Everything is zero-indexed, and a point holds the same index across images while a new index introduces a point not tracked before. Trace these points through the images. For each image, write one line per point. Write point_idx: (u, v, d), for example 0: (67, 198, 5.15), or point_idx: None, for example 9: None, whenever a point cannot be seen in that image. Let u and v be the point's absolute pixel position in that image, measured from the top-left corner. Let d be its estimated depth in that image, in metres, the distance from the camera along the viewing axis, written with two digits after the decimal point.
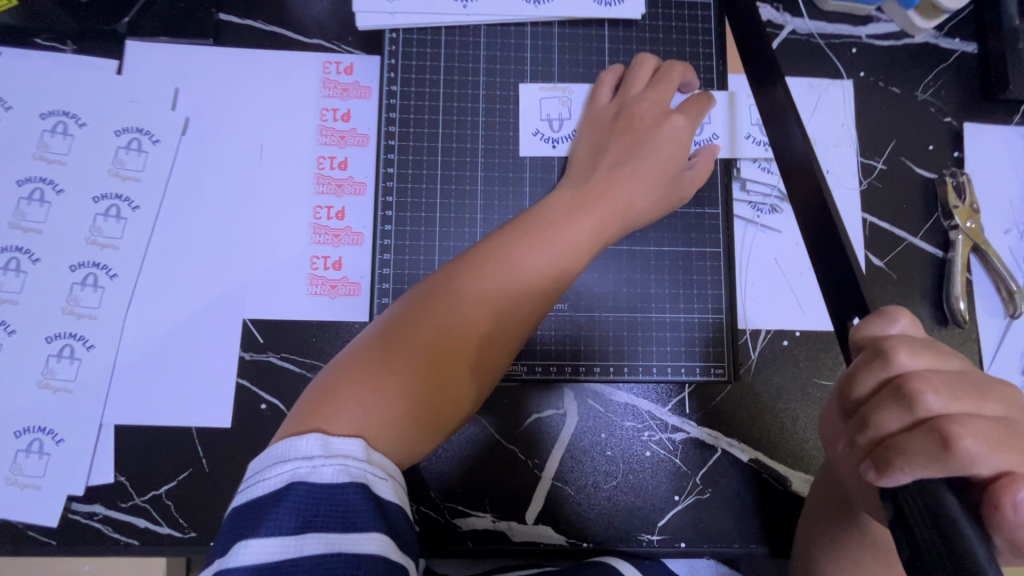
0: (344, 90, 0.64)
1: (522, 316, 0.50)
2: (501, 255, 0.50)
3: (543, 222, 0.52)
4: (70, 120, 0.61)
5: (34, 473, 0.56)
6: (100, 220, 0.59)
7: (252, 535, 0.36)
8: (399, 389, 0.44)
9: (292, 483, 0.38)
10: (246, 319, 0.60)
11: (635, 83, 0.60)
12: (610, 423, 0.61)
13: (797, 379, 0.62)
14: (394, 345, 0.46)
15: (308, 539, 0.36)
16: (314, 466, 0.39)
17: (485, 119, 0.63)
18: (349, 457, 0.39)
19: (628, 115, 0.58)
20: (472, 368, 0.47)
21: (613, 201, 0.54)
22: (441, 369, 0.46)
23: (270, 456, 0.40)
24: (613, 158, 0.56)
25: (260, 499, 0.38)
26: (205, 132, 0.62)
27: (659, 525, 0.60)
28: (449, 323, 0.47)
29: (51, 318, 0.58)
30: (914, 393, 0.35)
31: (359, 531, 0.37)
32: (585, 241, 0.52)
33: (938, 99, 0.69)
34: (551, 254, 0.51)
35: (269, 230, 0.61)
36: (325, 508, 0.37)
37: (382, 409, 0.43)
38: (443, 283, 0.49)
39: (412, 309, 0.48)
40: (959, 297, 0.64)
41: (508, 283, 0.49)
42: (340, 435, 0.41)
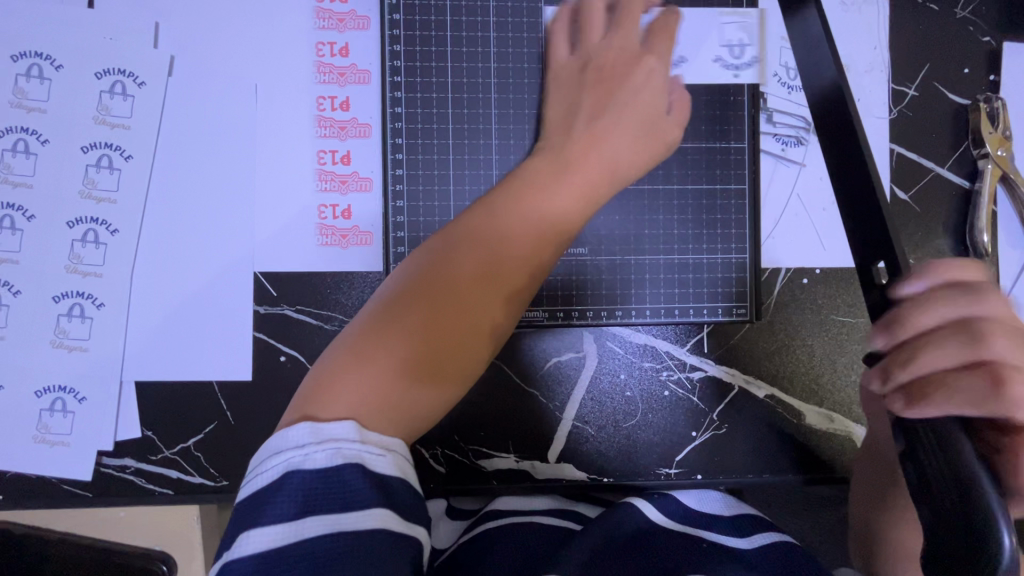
0: (340, 21, 0.58)
1: (516, 285, 0.46)
2: (488, 221, 0.47)
3: (529, 186, 0.49)
4: (45, 62, 0.56)
5: (61, 431, 0.56)
6: (91, 172, 0.56)
7: (251, 529, 0.34)
8: (392, 369, 0.40)
9: (287, 473, 0.36)
10: (256, 272, 0.58)
11: (591, 33, 0.57)
12: (629, 365, 0.62)
13: (816, 315, 0.62)
14: (387, 328, 0.42)
15: (309, 524, 0.34)
16: (307, 454, 0.36)
17: (497, 50, 0.58)
18: (341, 440, 0.36)
19: (596, 65, 0.56)
20: (474, 343, 0.44)
21: (601, 157, 0.52)
22: (441, 347, 0.42)
23: (264, 452, 0.38)
24: (588, 112, 0.54)
25: (256, 494, 0.36)
26: (192, 73, 0.57)
27: (676, 459, 0.62)
28: (443, 298, 0.43)
29: (54, 277, 0.56)
30: (968, 338, 0.38)
31: (361, 510, 0.34)
32: (575, 204, 0.49)
33: (978, 16, 0.64)
34: (542, 218, 0.48)
35: (272, 178, 0.58)
36: (322, 492, 0.34)
37: (375, 391, 0.39)
38: (429, 260, 0.45)
39: (399, 291, 0.44)
40: (983, 229, 0.63)
41: (495, 253, 0.46)
42: (332, 419, 0.38)
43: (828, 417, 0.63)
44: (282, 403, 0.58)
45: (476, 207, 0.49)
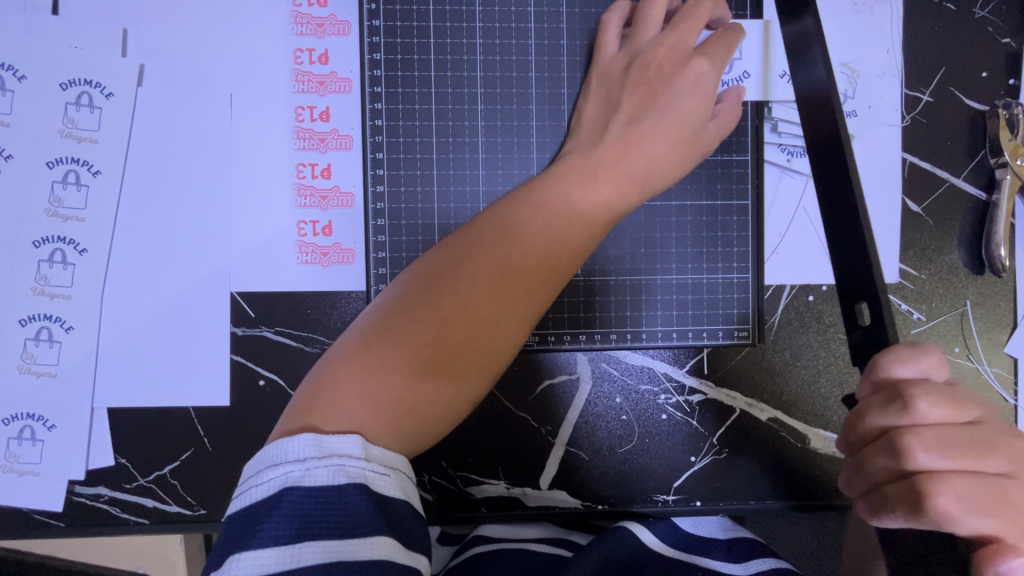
0: (319, 27, 0.55)
1: (537, 294, 0.43)
2: (509, 226, 0.44)
3: (553, 189, 0.45)
4: (6, 73, 0.53)
5: (30, 460, 0.54)
6: (58, 188, 0.53)
7: (243, 549, 0.33)
8: (400, 379, 0.39)
9: (286, 489, 0.35)
10: (234, 293, 0.55)
11: (646, 29, 0.52)
12: (625, 387, 0.59)
13: (822, 336, 0.59)
14: (398, 331, 0.40)
15: (304, 549, 0.33)
16: (308, 469, 0.35)
17: (484, 58, 0.55)
18: (345, 457, 0.36)
19: (643, 62, 0.51)
20: (482, 355, 0.42)
21: (633, 159, 0.47)
22: (450, 357, 0.40)
23: (261, 460, 0.36)
24: (627, 115, 0.49)
25: (252, 508, 0.35)
26: (162, 83, 0.54)
27: (674, 485, 0.59)
28: (455, 305, 0.41)
29: (20, 299, 0.53)
30: (905, 448, 0.35)
31: (361, 538, 0.34)
32: (602, 210, 0.45)
33: (997, 16, 0.61)
34: (564, 225, 0.44)
35: (248, 194, 0.55)
36: (323, 513, 0.34)
37: (382, 403, 0.38)
38: (444, 261, 0.43)
39: (415, 290, 0.42)
40: (1001, 242, 0.59)
41: (516, 259, 0.42)
42: (334, 433, 0.37)
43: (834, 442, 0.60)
44: (261, 429, 0.56)
45: (498, 207, 0.45)
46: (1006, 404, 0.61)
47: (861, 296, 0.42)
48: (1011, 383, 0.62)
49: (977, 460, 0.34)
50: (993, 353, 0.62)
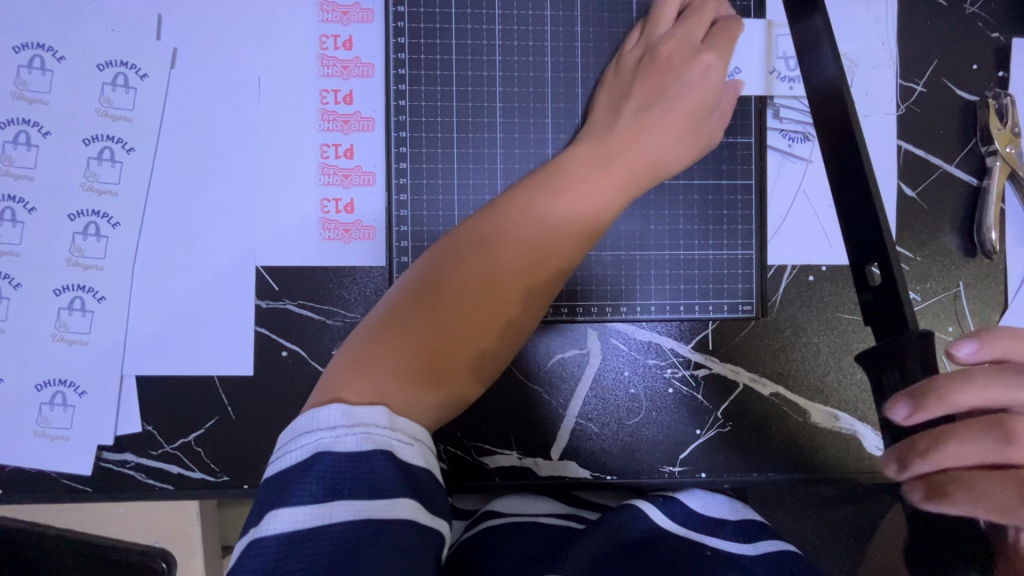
0: (344, 13, 0.58)
1: (551, 277, 0.47)
2: (525, 214, 0.47)
3: (567, 175, 0.49)
4: (46, 53, 0.55)
5: (61, 425, 0.56)
6: (93, 164, 0.56)
7: (280, 507, 0.36)
8: (421, 356, 0.42)
9: (317, 453, 0.37)
10: (259, 266, 0.57)
11: (660, 22, 0.56)
12: (633, 361, 0.61)
13: (821, 312, 0.62)
14: (428, 310, 0.43)
15: (336, 508, 0.35)
16: (338, 436, 0.37)
17: (502, 44, 0.58)
18: (372, 425, 0.38)
19: (653, 53, 0.54)
20: (499, 330, 0.45)
21: (643, 147, 0.51)
22: (468, 336, 0.44)
23: (295, 428, 0.39)
24: (639, 102, 0.53)
25: (287, 470, 0.37)
26: (194, 66, 0.57)
27: (680, 457, 0.62)
28: (476, 284, 0.44)
29: (55, 270, 0.55)
30: (1014, 428, 0.34)
31: (388, 499, 0.36)
32: (614, 195, 0.49)
33: (986, 11, 0.64)
34: (578, 210, 0.47)
35: (274, 172, 0.58)
36: (351, 477, 0.36)
37: (408, 378, 0.41)
38: (464, 244, 0.46)
39: (433, 276, 0.45)
40: (991, 227, 0.62)
41: (531, 243, 0.46)
42: (362, 403, 0.39)
43: (833, 416, 0.63)
44: (284, 398, 0.58)
45: (513, 194, 0.49)
46: None
47: (872, 258, 0.45)
48: None
49: None
50: None
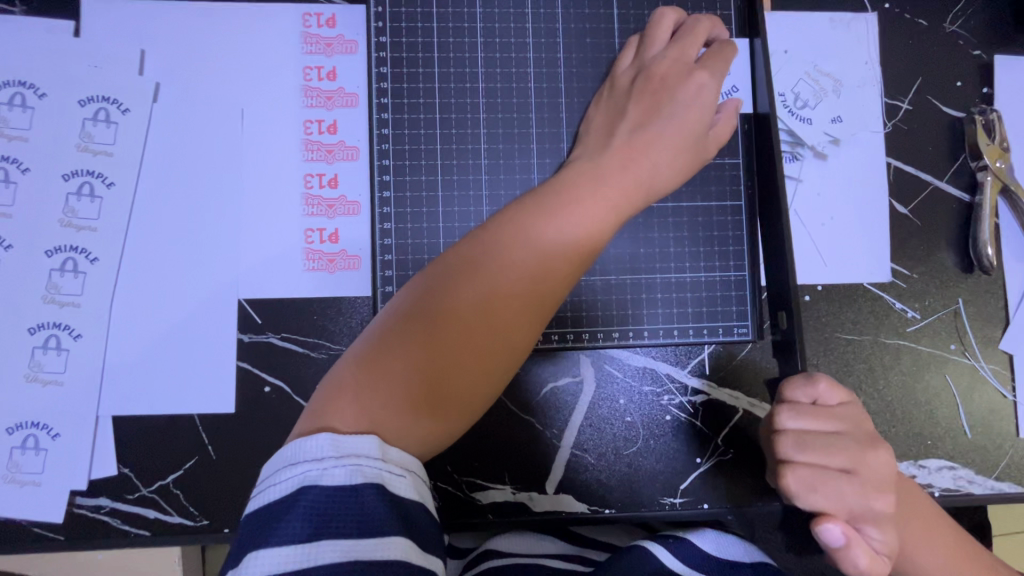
0: (328, 45, 0.58)
1: (546, 302, 0.44)
2: (521, 234, 0.44)
3: (563, 195, 0.47)
4: (28, 91, 0.55)
5: (32, 470, 0.53)
6: (72, 200, 0.55)
7: (262, 547, 0.34)
8: (412, 382, 0.40)
9: (303, 487, 0.35)
10: (242, 300, 0.56)
11: (652, 44, 0.55)
12: (628, 388, 0.59)
13: (819, 333, 0.61)
14: (418, 335, 0.41)
15: (321, 548, 0.33)
16: (326, 469, 0.35)
17: (485, 72, 0.58)
18: (362, 457, 0.36)
19: (648, 74, 0.53)
20: (496, 359, 0.43)
21: (639, 165, 0.49)
22: (460, 363, 0.41)
23: (279, 460, 0.37)
24: (634, 122, 0.52)
25: (271, 506, 0.35)
26: (177, 100, 0.56)
27: (681, 487, 0.59)
28: (473, 310, 0.42)
29: (32, 308, 0.54)
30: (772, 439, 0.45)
31: (379, 537, 0.34)
32: (611, 216, 0.47)
33: (967, 30, 0.64)
34: (576, 231, 0.45)
35: (257, 204, 0.57)
36: (340, 513, 0.34)
37: (397, 406, 0.39)
38: (457, 267, 0.44)
39: (424, 298, 0.43)
40: (988, 242, 0.61)
41: (525, 265, 0.43)
42: (351, 433, 0.37)
43: None
44: (268, 437, 0.56)
45: (508, 213, 0.47)
46: (1005, 400, 0.63)
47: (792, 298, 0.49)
48: (1008, 379, 0.63)
49: (828, 457, 0.43)
50: (989, 349, 0.63)
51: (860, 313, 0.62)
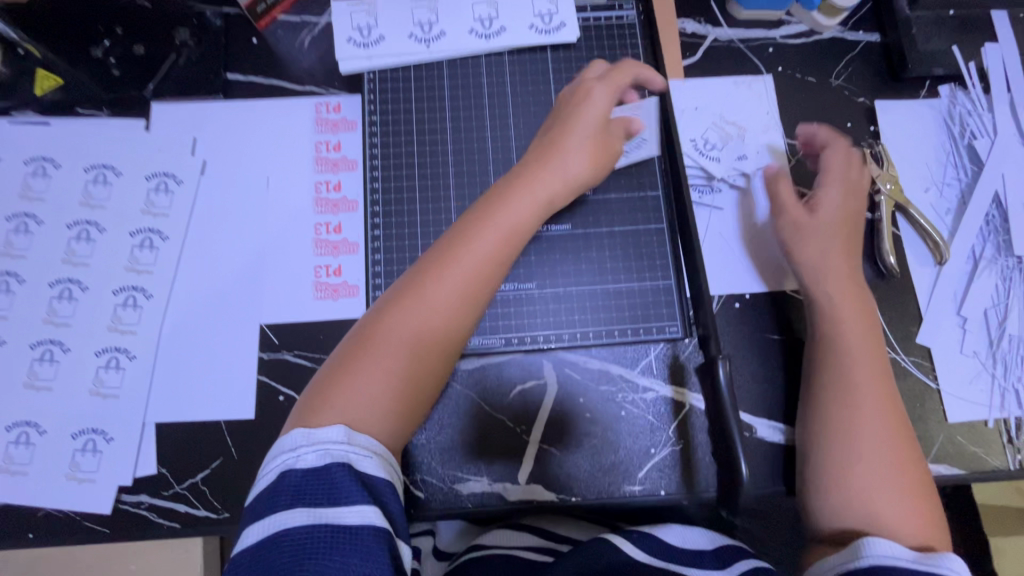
0: (335, 125, 0.75)
1: (473, 299, 0.57)
2: (444, 251, 0.57)
3: (481, 214, 0.60)
4: (109, 171, 0.72)
5: (89, 469, 0.64)
6: (136, 251, 0.70)
7: (257, 520, 0.46)
8: (373, 376, 0.52)
9: (284, 471, 0.47)
10: (264, 325, 0.69)
11: (568, 93, 0.69)
12: (587, 388, 0.69)
13: (752, 334, 0.71)
14: (373, 341, 0.54)
15: (295, 516, 0.45)
16: (299, 455, 0.47)
17: (453, 135, 0.72)
18: (330, 442, 0.48)
19: (561, 113, 0.68)
20: (439, 341, 0.55)
21: (551, 182, 0.63)
22: (409, 354, 0.54)
23: (268, 459, 0.49)
24: (541, 153, 0.65)
25: (263, 490, 0.47)
26: (219, 172, 0.73)
27: (639, 476, 0.67)
28: (410, 310, 0.55)
29: (99, 336, 0.67)
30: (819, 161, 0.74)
31: (347, 505, 0.45)
32: (521, 226, 0.60)
33: (850, 83, 0.79)
34: (496, 235, 0.58)
35: (278, 248, 0.71)
36: (312, 487, 0.46)
37: (361, 395, 0.51)
38: (400, 280, 0.57)
39: (373, 314, 0.56)
40: (888, 251, 0.72)
41: (452, 272, 0.56)
42: (324, 426, 0.49)
43: (779, 429, 0.68)
44: (281, 439, 0.66)
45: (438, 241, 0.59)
46: (930, 389, 0.70)
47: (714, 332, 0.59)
48: (930, 370, 0.71)
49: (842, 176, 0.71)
50: (908, 344, 0.71)
51: (787, 316, 0.71)
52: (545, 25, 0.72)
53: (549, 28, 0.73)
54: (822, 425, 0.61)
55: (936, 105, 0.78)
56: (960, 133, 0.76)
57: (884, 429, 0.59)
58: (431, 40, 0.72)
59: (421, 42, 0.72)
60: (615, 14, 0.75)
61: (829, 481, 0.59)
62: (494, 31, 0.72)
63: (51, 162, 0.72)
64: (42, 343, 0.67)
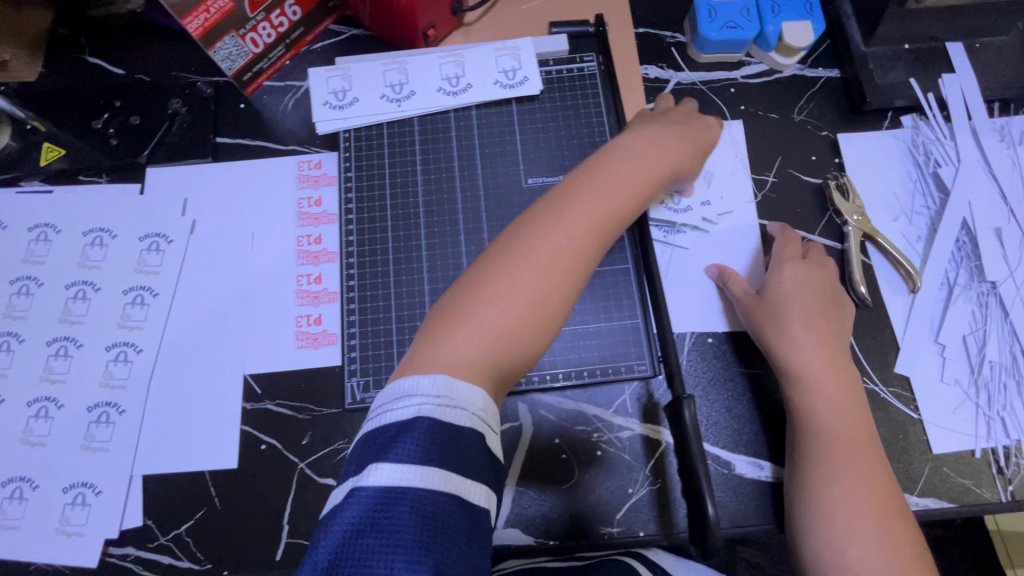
0: (315, 182, 0.79)
1: (580, 268, 0.57)
2: (577, 211, 0.58)
3: (578, 188, 0.60)
4: (105, 234, 0.77)
5: (78, 522, 0.66)
6: (128, 308, 0.74)
7: (381, 462, 0.45)
8: (488, 337, 0.53)
9: (418, 416, 0.47)
10: (247, 376, 0.72)
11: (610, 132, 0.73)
12: (562, 429, 0.70)
13: (724, 370, 0.71)
14: (483, 299, 0.54)
15: (427, 474, 0.44)
16: (441, 405, 0.48)
17: (423, 187, 0.75)
18: (467, 403, 0.49)
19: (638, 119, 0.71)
20: (545, 311, 0.56)
21: (643, 170, 0.64)
22: (529, 317, 0.55)
23: (393, 394, 0.49)
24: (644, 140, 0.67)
25: (387, 427, 0.47)
26: (207, 231, 0.77)
27: (617, 517, 0.66)
28: (528, 265, 0.55)
29: (92, 391, 0.70)
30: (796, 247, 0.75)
31: (468, 480, 0.46)
32: (618, 204, 0.61)
33: (813, 117, 0.81)
34: (594, 213, 0.59)
35: (261, 300, 0.74)
36: (449, 447, 0.46)
37: (477, 358, 0.52)
38: (501, 242, 0.58)
39: (480, 272, 0.56)
40: (860, 281, 0.72)
41: (565, 239, 0.57)
42: (460, 383, 0.50)
43: (757, 464, 0.68)
44: (263, 487, 0.68)
45: (549, 202, 0.60)
46: (912, 420, 0.69)
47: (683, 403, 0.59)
48: (911, 400, 0.70)
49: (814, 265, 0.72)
50: (887, 374, 0.70)
51: (758, 350, 0.72)
52: (509, 80, 0.77)
53: (513, 83, 0.77)
54: (805, 480, 0.61)
55: (899, 135, 0.79)
56: (926, 160, 0.78)
57: (860, 494, 0.59)
58: (402, 99, 0.76)
59: (393, 101, 0.76)
60: (577, 66, 0.79)
61: (824, 533, 0.59)
62: (461, 88, 0.76)
63: (52, 228, 0.77)
64: (38, 400, 0.70)
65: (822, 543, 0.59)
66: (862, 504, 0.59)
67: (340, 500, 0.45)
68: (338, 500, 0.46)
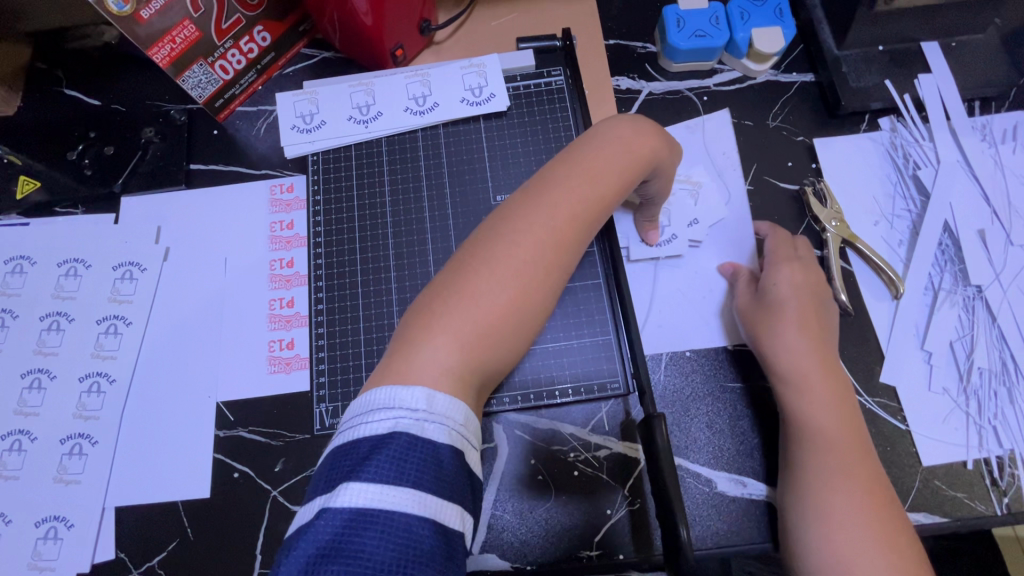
0: (287, 205, 0.79)
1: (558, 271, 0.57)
2: (560, 216, 0.57)
3: (560, 192, 0.58)
4: (79, 265, 0.77)
5: (49, 557, 0.66)
6: (102, 338, 0.74)
7: (352, 482, 0.43)
8: (471, 342, 0.52)
9: (395, 432, 0.46)
10: (219, 403, 0.71)
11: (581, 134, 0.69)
12: (538, 449, 0.68)
13: (701, 384, 0.69)
14: (466, 303, 0.53)
15: (402, 495, 0.43)
16: (421, 421, 0.46)
17: (391, 208, 0.75)
18: (448, 418, 0.47)
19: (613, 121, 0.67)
20: (525, 312, 0.55)
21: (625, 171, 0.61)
22: (513, 318, 0.54)
23: (370, 407, 0.47)
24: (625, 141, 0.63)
25: (360, 444, 0.46)
26: (180, 257, 0.77)
27: (596, 539, 0.64)
28: (507, 265, 0.55)
29: (66, 423, 0.70)
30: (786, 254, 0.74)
31: (444, 502, 0.44)
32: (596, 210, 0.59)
33: (788, 123, 0.79)
34: (574, 219, 0.58)
35: (234, 325, 0.74)
36: (426, 467, 0.44)
37: (461, 365, 0.51)
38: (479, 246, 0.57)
39: (462, 275, 0.55)
40: (839, 289, 0.70)
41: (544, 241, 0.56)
42: (442, 395, 0.48)
43: (739, 481, 0.66)
44: (235, 516, 0.67)
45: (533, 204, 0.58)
46: (899, 431, 0.67)
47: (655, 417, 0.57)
48: (898, 410, 0.67)
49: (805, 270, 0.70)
50: (872, 384, 0.68)
51: (736, 363, 0.70)
52: (476, 98, 0.77)
53: (479, 100, 0.77)
54: (801, 491, 0.59)
55: (877, 138, 0.78)
56: (904, 163, 0.76)
57: (864, 501, 0.57)
58: (369, 121, 0.77)
59: (360, 123, 0.76)
60: (545, 81, 0.79)
61: (821, 543, 0.56)
62: (428, 107, 0.77)
63: (27, 260, 0.77)
64: (12, 433, 0.70)
65: (825, 560, 0.55)
66: (858, 504, 0.57)
67: (310, 519, 0.43)
68: (308, 517, 0.44)
